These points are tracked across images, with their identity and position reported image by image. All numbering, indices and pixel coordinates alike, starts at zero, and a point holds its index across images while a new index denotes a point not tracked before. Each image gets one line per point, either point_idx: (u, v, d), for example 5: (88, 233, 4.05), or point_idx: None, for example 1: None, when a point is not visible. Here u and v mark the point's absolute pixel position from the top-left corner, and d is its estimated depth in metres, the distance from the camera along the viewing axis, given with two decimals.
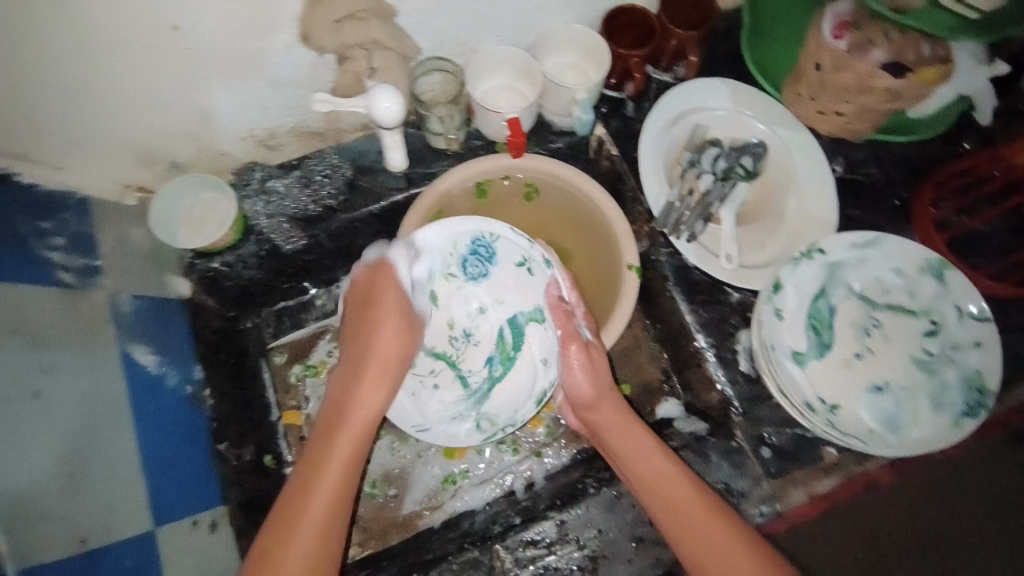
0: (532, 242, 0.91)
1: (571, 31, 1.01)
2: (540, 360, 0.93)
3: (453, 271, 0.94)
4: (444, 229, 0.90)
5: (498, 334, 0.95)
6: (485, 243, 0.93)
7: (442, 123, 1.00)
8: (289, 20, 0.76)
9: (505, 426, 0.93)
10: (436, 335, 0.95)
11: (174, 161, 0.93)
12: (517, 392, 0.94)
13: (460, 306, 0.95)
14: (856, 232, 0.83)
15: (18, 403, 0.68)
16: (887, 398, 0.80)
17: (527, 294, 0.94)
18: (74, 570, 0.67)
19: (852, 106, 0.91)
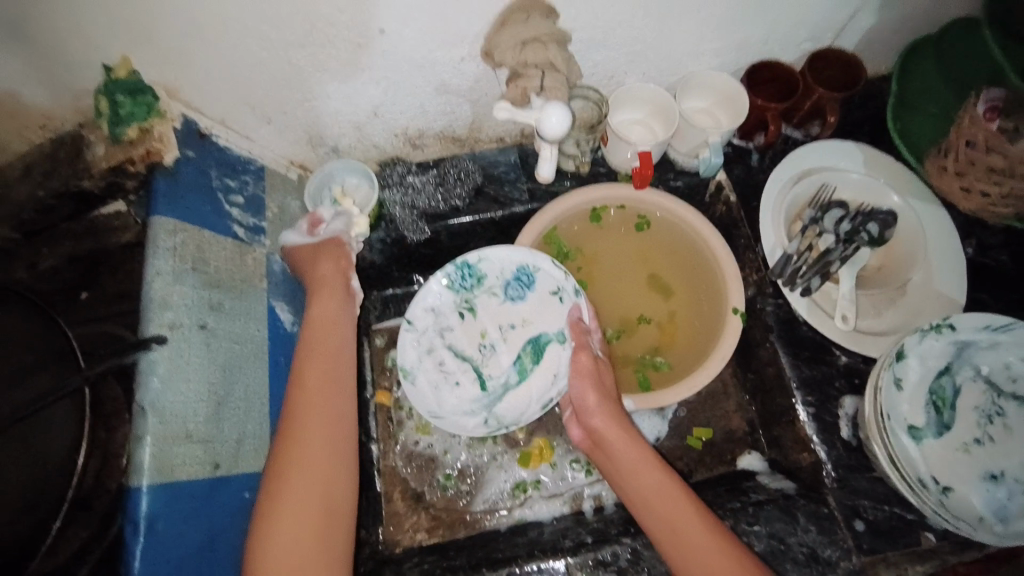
0: (567, 275, 1.02)
1: (712, 77, 1.05)
2: (555, 374, 1.00)
3: (496, 289, 1.05)
4: (505, 254, 1.04)
5: (523, 347, 1.03)
6: (528, 271, 1.04)
7: (578, 148, 1.07)
8: (474, 37, 0.86)
9: (511, 425, 0.99)
10: (467, 339, 1.04)
11: (335, 147, 1.05)
12: (527, 400, 1.00)
13: (493, 319, 1.04)
14: (991, 315, 0.81)
15: (189, 331, 0.77)
16: (1002, 491, 0.76)
17: (556, 318, 1.03)
18: (202, 490, 0.75)
19: (1001, 189, 0.88)
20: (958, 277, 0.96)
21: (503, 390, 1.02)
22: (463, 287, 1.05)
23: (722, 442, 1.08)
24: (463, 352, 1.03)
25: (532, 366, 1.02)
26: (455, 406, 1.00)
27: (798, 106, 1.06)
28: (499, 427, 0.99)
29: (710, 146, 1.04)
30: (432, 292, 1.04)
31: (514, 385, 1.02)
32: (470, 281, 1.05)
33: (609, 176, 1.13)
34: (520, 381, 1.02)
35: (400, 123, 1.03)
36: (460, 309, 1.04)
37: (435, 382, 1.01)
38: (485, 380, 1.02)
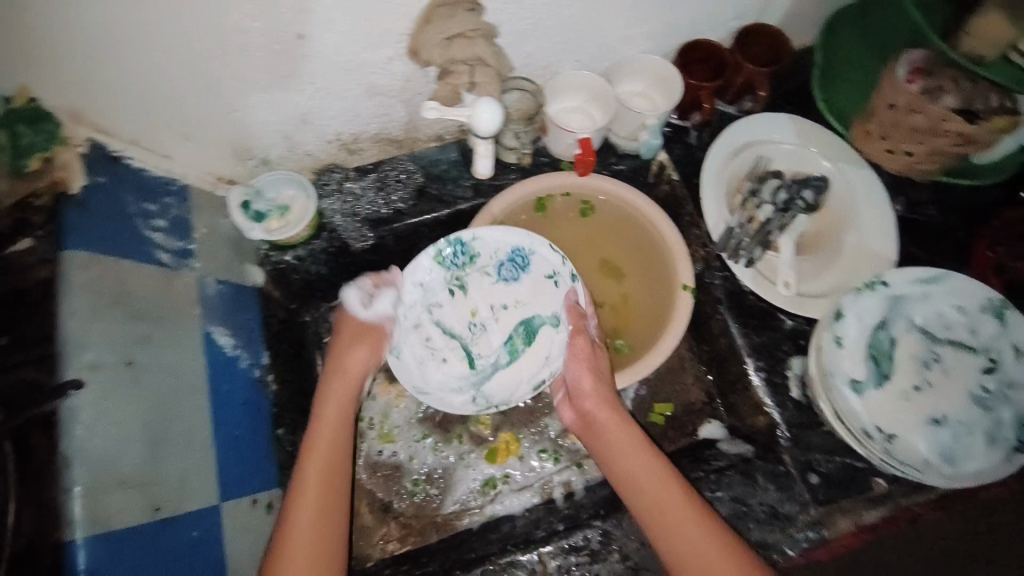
0: (564, 258, 1.00)
1: (644, 60, 1.06)
2: (546, 356, 0.99)
3: (488, 269, 1.02)
4: (504, 235, 1.01)
5: (516, 328, 1.00)
6: (523, 253, 1.01)
7: (518, 140, 1.06)
8: (399, 36, 0.83)
9: (500, 404, 0.98)
10: (458, 316, 1.01)
11: (265, 158, 1.00)
12: (518, 379, 0.99)
13: (484, 298, 1.01)
14: (920, 268, 0.85)
15: (113, 370, 0.73)
16: (944, 431, 0.80)
17: (550, 300, 1.00)
18: (145, 536, 0.71)
19: (923, 147, 0.94)
20: (888, 235, 1.01)
21: (492, 369, 0.99)
22: (455, 264, 1.01)
23: (683, 416, 1.10)
24: (453, 330, 1.00)
25: (524, 347, 1.00)
26: (441, 382, 0.98)
27: (730, 83, 1.09)
28: (488, 407, 0.98)
29: (648, 128, 1.04)
30: (422, 268, 1.00)
31: (504, 365, 0.99)
32: (462, 259, 1.01)
33: (552, 165, 1.12)
34: (511, 361, 1.00)
35: (331, 128, 0.98)
36: (451, 286, 1.01)
37: (421, 358, 0.99)
38: (474, 358, 1.00)
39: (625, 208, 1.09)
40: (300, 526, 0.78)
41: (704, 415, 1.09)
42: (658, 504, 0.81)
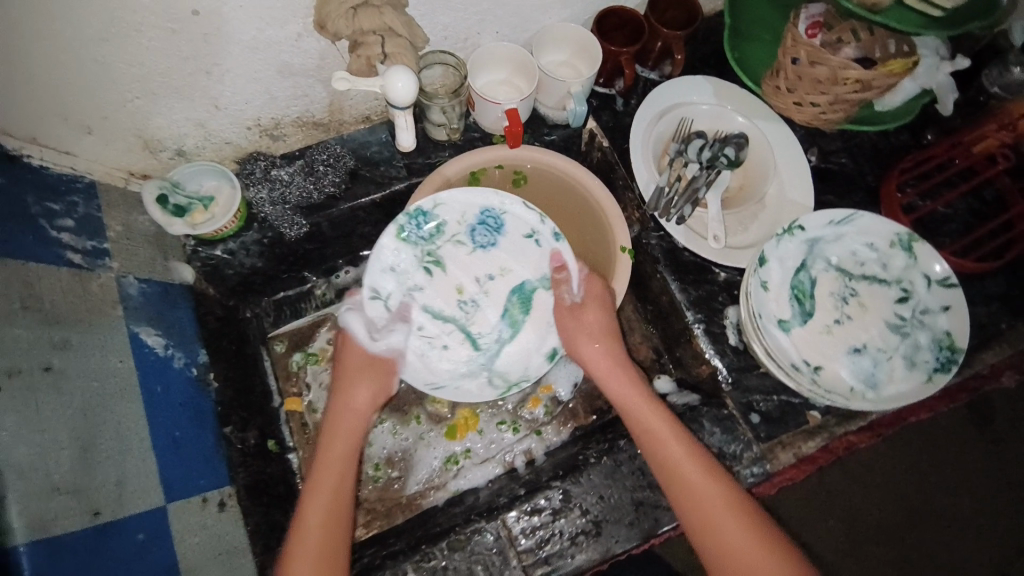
0: (540, 215, 0.97)
1: (565, 29, 1.06)
2: (548, 322, 1.00)
3: (461, 238, 0.99)
4: (467, 195, 0.98)
5: (509, 299, 0.99)
6: (493, 214, 0.99)
7: (445, 117, 1.04)
8: (306, 8, 0.80)
9: (519, 381, 0.98)
10: (447, 299, 0.99)
11: (180, 149, 0.95)
12: (527, 352, 0.99)
13: (466, 271, 0.99)
14: (834, 210, 0.90)
15: (30, 375, 0.70)
16: (865, 358, 0.86)
17: (535, 260, 0.99)
18: (85, 543, 0.69)
19: (827, 97, 0.97)
20: (806, 183, 1.06)
21: (499, 346, 1.00)
22: (421, 238, 0.98)
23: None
24: (445, 314, 0.99)
25: (523, 316, 1.00)
26: (451, 371, 0.99)
27: (649, 48, 1.10)
28: (508, 386, 0.98)
29: (573, 96, 1.05)
30: (388, 250, 0.96)
31: (509, 339, 0.99)
32: (427, 231, 0.98)
33: (484, 139, 1.12)
34: (514, 334, 1.00)
35: (246, 114, 0.95)
36: (425, 264, 0.98)
37: (421, 350, 0.98)
38: (475, 338, 0.99)
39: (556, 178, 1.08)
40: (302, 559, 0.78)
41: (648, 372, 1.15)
42: (679, 468, 0.83)
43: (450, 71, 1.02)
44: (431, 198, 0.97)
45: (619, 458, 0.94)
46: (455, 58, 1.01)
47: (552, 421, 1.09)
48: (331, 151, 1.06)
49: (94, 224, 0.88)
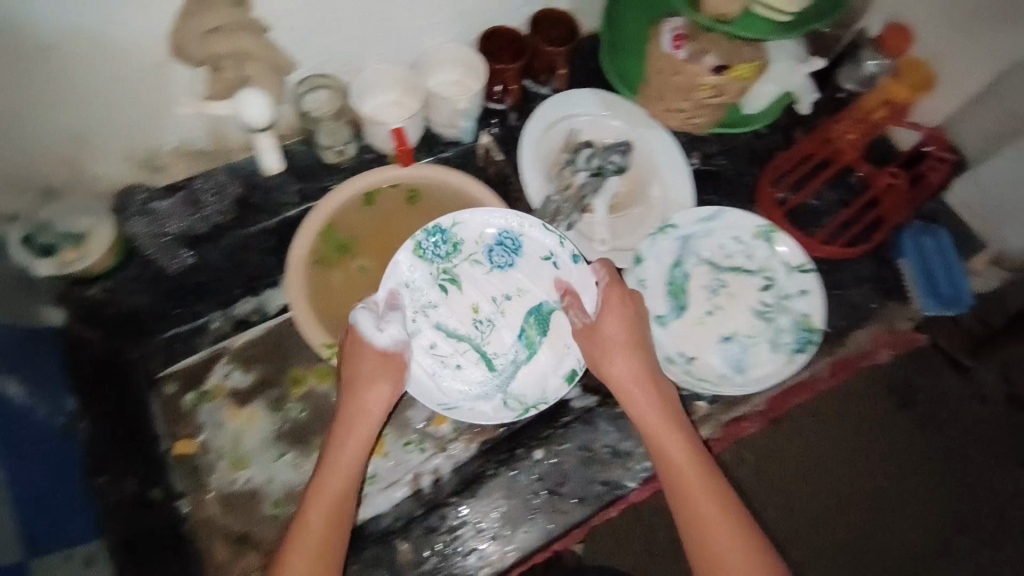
0: (557, 241, 1.22)
1: (451, 53, 1.27)
2: (564, 345, 1.23)
3: (479, 259, 1.25)
4: (491, 217, 1.24)
5: (527, 320, 1.24)
6: (511, 236, 1.24)
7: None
8: (161, 36, 1.02)
9: (535, 405, 1.20)
10: (464, 319, 1.24)
11: (48, 186, 1.14)
12: (545, 374, 1.22)
13: (479, 293, 1.24)
14: (700, 210, 1.18)
15: None
16: (734, 345, 1.16)
17: (550, 282, 1.24)
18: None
19: (689, 103, 1.26)
20: (686, 182, 1.29)
21: (513, 367, 1.23)
22: (438, 254, 1.23)
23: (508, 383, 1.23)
24: (461, 333, 1.23)
25: (538, 339, 1.24)
26: (463, 394, 1.21)
27: (534, 65, 1.36)
28: (523, 407, 1.20)
29: (462, 114, 1.26)
30: (405, 266, 1.21)
31: (524, 359, 1.23)
32: (444, 250, 1.23)
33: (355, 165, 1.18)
34: (528, 356, 1.23)
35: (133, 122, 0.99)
36: (440, 284, 1.23)
37: (433, 369, 1.21)
38: (491, 360, 1.23)
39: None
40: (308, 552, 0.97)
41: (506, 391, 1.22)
42: (658, 440, 1.06)
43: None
44: (454, 215, 1.22)
45: (513, 471, 1.21)
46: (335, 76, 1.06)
47: (458, 438, 1.28)
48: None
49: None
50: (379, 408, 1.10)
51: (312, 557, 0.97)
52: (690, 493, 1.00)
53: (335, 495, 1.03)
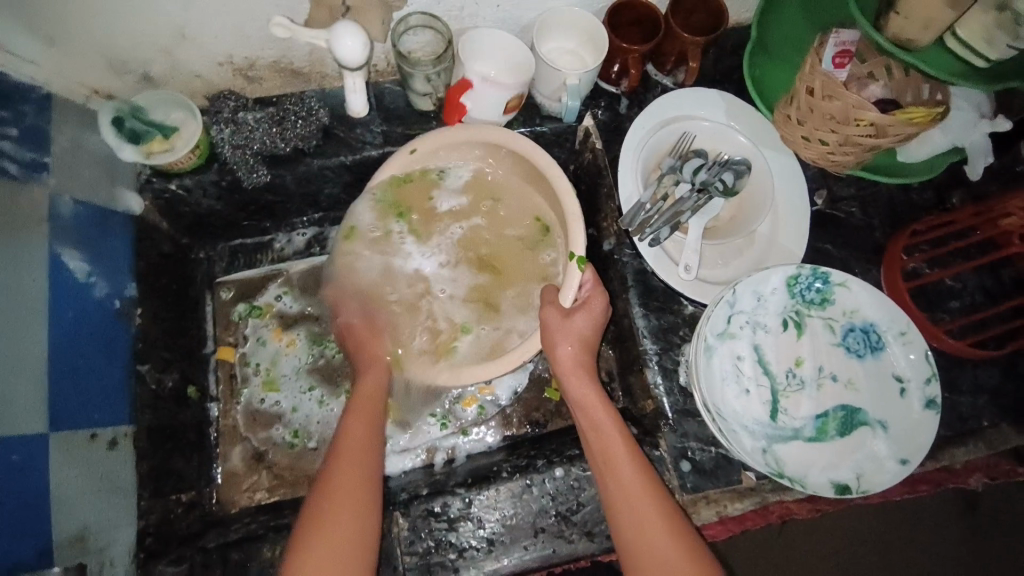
0: (936, 371, 0.67)
1: None
2: (858, 461, 0.66)
3: (832, 328, 0.71)
4: (875, 300, 0.70)
5: (833, 405, 0.69)
6: (882, 331, 0.70)
7: (826, 140, 0.76)
8: None
9: (793, 482, 0.65)
10: (779, 353, 0.71)
11: None
12: (810, 463, 0.67)
13: (815, 355, 0.71)
14: None
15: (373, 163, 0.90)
16: None
17: (885, 411, 0.68)
18: (320, 338, 0.93)
19: None
20: None
21: (792, 436, 0.68)
22: (803, 297, 0.71)
23: (767, 496, 0.78)
24: (767, 361, 0.70)
25: (837, 435, 0.68)
26: (733, 412, 0.68)
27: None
28: (779, 473, 0.65)
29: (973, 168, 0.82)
30: (767, 281, 0.71)
31: (806, 440, 0.68)
32: (813, 295, 0.71)
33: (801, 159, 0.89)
34: (811, 439, 0.68)
35: (600, 30, 0.83)
36: (785, 320, 0.71)
37: (720, 373, 0.69)
38: (778, 409, 0.69)
39: (821, 250, 0.88)
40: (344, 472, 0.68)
41: (759, 496, 0.78)
42: (630, 498, 0.67)
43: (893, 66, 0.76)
44: (786, 267, 0.71)
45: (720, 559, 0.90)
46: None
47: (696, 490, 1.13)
48: (646, 101, 0.92)
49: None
50: (606, 418, 0.73)
51: (358, 449, 0.70)
52: (634, 524, 0.66)
53: (372, 394, 0.77)
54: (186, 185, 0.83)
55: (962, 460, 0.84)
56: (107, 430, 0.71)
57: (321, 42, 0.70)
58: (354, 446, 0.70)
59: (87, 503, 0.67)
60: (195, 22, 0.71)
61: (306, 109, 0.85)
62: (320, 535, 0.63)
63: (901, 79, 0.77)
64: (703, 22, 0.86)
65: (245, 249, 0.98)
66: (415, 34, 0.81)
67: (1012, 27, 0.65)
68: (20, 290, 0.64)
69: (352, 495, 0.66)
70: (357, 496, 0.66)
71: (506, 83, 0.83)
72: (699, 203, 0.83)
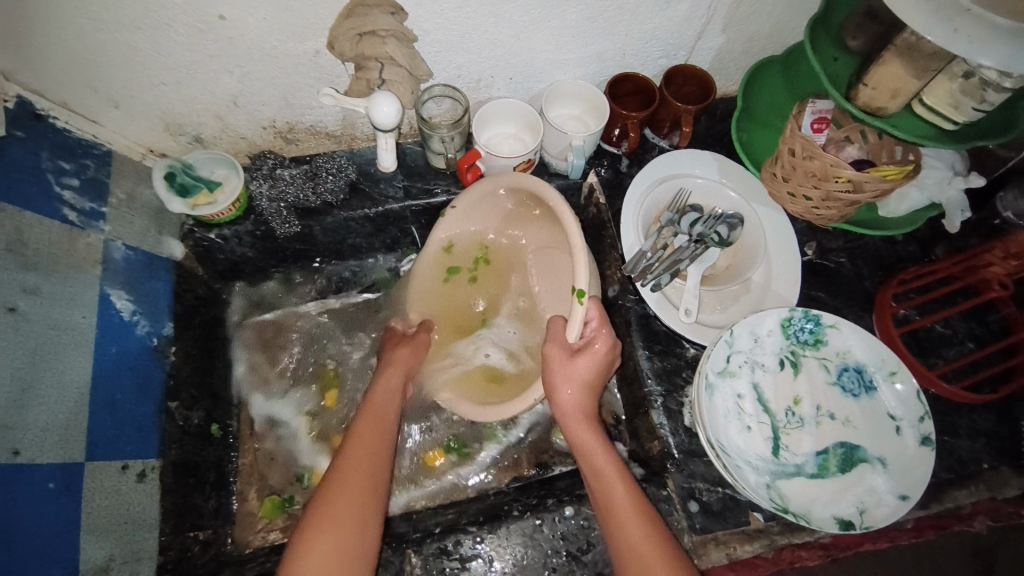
0: (928, 410, 0.70)
1: None
2: (859, 497, 0.68)
3: (828, 369, 0.75)
4: (865, 341, 0.74)
5: (832, 443, 0.72)
6: (874, 372, 0.74)
7: (810, 195, 0.83)
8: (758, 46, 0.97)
9: (798, 517, 0.67)
10: (779, 392, 0.74)
11: None
12: (812, 498, 0.69)
13: (814, 394, 0.74)
14: None
15: (395, 216, 0.98)
16: None
17: (884, 449, 0.71)
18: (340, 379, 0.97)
19: None
20: None
21: (794, 472, 0.70)
22: (799, 338, 0.76)
23: (776, 538, 0.79)
24: (767, 401, 0.74)
25: (838, 472, 0.70)
26: (737, 448, 0.71)
27: None
28: (784, 509, 0.67)
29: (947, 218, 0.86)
30: (764, 323, 0.75)
31: (807, 476, 0.70)
32: (808, 336, 0.76)
33: (790, 214, 0.96)
34: (813, 476, 0.70)
35: (601, 98, 0.92)
36: (782, 360, 0.75)
37: (723, 411, 0.72)
38: (780, 446, 0.72)
39: (815, 297, 0.93)
40: (360, 458, 0.72)
41: (768, 538, 0.78)
42: (639, 558, 0.66)
43: (868, 131, 0.85)
44: (779, 308, 0.75)
45: None
46: (938, 49, 0.68)
47: None
48: (645, 161, 1.01)
49: (317, 73, 0.80)
50: (613, 468, 0.74)
51: (373, 435, 0.76)
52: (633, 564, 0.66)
53: (392, 389, 0.83)
54: (224, 235, 0.91)
55: (966, 504, 0.85)
56: (138, 461, 0.75)
57: (361, 108, 0.80)
58: (368, 433, 0.75)
59: (112, 535, 0.69)
60: (245, 91, 0.81)
61: (336, 166, 0.94)
62: (329, 513, 0.67)
63: (876, 142, 0.85)
64: (693, 93, 0.96)
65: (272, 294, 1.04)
66: (436, 101, 0.91)
67: (973, 93, 0.72)
68: (67, 323, 0.69)
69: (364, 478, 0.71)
70: (362, 485, 0.70)
71: (518, 140, 0.95)
72: (696, 252, 0.89)
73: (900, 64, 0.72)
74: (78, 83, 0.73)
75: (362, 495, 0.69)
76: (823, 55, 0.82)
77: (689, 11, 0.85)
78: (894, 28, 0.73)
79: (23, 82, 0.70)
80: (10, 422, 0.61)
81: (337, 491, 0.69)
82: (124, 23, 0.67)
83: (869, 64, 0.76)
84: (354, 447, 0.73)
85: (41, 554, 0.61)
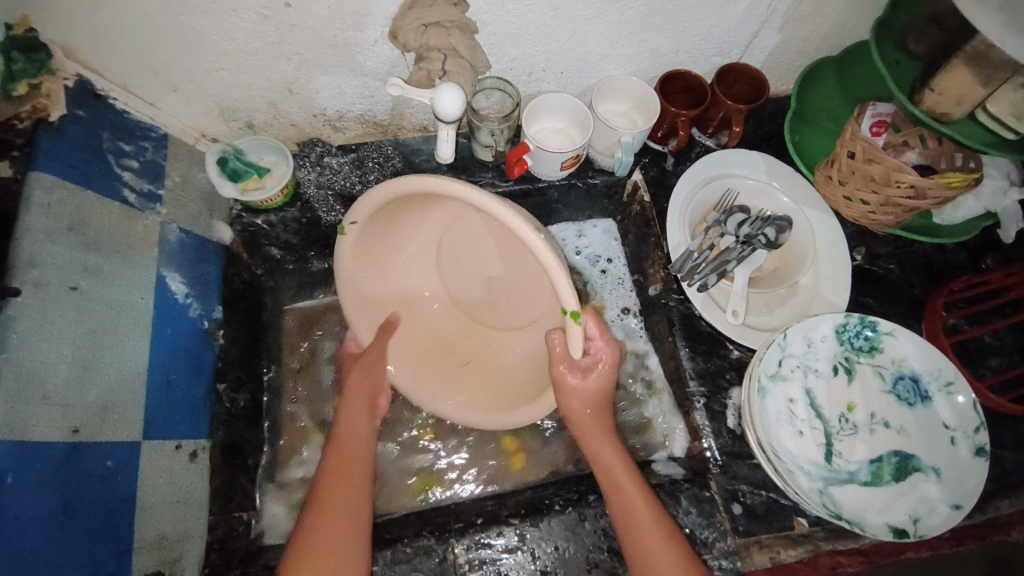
0: (985, 422, 0.70)
1: None
2: (913, 507, 0.68)
3: (880, 378, 0.74)
4: (921, 349, 0.73)
5: (887, 451, 0.71)
6: (932, 382, 0.73)
7: (867, 200, 0.83)
8: (814, 48, 0.95)
9: (853, 526, 0.66)
10: (831, 398, 0.74)
11: None
12: (865, 507, 0.68)
13: (866, 402, 0.74)
14: None
15: None
16: None
17: (940, 458, 0.70)
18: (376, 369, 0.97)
19: None
20: None
21: (846, 480, 0.70)
22: (853, 344, 0.75)
23: (819, 544, 0.79)
24: (820, 407, 0.73)
25: (890, 481, 0.70)
26: (789, 454, 0.70)
27: None
28: (837, 517, 0.67)
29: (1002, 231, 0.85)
30: (818, 330, 0.74)
31: (860, 484, 0.70)
32: (862, 343, 0.75)
33: (840, 217, 0.94)
34: (867, 484, 0.70)
35: (650, 94, 0.92)
36: (836, 366, 0.74)
37: (776, 415, 0.72)
38: (833, 452, 0.71)
39: (863, 303, 0.91)
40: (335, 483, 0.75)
41: (813, 544, 0.78)
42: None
43: (927, 137, 0.83)
44: (831, 315, 0.74)
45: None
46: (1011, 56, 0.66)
47: None
48: (691, 159, 1.00)
49: (373, 62, 0.80)
50: (633, 490, 0.74)
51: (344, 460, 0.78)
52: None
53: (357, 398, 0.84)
54: (271, 221, 0.92)
55: (1009, 515, 0.83)
56: (190, 441, 0.76)
57: (426, 99, 0.79)
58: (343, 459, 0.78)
59: (167, 513, 0.70)
60: (301, 79, 0.81)
61: (383, 156, 0.94)
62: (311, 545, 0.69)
63: (935, 148, 0.83)
64: (743, 92, 0.95)
65: (314, 281, 1.04)
66: (485, 95, 0.91)
67: None
68: (125, 304, 0.70)
69: (340, 504, 0.73)
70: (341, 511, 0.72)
71: (565, 135, 0.95)
72: (743, 254, 0.87)
73: (969, 70, 0.71)
74: (141, 67, 0.74)
75: (344, 512, 0.72)
76: (885, 56, 0.80)
77: (749, 9, 0.84)
78: (966, 32, 0.71)
79: (82, 61, 0.70)
80: (72, 401, 0.62)
81: (324, 503, 0.73)
82: (191, 12, 0.68)
83: (935, 69, 0.74)
84: (332, 471, 0.76)
85: (101, 530, 0.62)
